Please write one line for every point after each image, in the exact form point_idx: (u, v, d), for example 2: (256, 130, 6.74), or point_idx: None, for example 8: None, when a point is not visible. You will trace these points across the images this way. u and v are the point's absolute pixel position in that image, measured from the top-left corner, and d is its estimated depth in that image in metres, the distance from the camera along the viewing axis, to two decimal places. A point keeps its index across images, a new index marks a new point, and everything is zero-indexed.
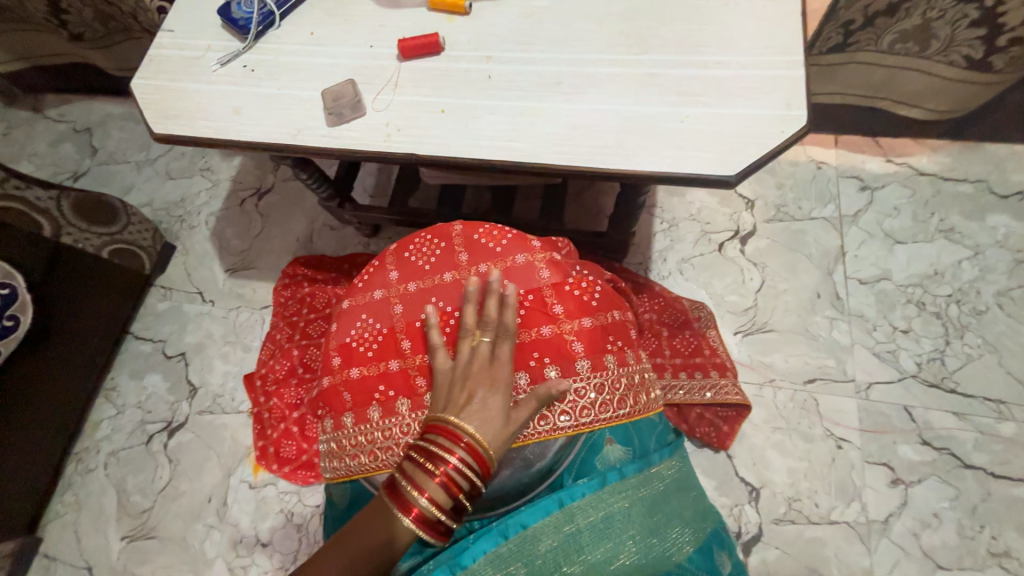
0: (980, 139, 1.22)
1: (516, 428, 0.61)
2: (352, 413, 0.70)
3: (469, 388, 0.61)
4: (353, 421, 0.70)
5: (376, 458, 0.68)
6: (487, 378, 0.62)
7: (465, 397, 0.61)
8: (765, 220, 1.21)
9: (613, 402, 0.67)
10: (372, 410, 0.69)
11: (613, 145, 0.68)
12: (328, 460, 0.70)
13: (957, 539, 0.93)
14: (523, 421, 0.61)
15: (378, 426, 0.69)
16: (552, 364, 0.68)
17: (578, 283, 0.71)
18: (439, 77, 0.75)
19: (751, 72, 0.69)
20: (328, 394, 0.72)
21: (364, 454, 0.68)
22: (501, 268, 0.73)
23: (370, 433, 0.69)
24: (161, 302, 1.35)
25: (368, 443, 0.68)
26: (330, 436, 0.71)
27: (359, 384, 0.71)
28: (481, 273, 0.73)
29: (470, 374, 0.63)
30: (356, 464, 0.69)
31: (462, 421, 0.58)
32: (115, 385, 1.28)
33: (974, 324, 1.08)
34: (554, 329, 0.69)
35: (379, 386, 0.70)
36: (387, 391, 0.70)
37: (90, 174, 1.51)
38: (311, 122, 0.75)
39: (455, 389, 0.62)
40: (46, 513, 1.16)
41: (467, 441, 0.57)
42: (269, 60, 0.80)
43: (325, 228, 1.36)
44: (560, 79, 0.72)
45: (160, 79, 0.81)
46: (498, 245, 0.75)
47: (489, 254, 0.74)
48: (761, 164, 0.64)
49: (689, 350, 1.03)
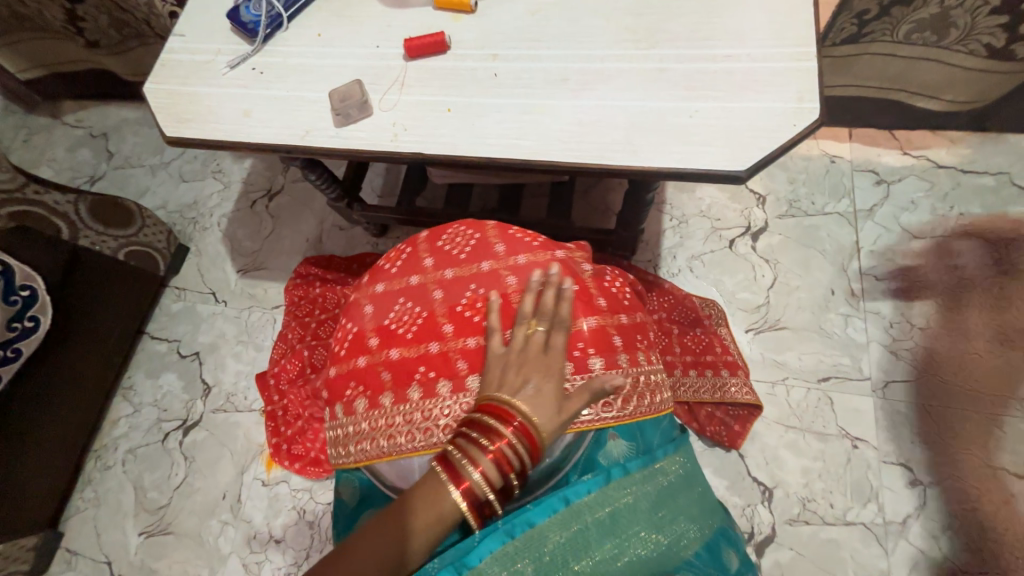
0: (1002, 130, 1.18)
1: (568, 417, 0.59)
2: (391, 393, 0.69)
3: (525, 373, 0.61)
4: (391, 402, 0.69)
5: (412, 439, 0.66)
6: (541, 366, 0.61)
7: (519, 381, 0.60)
8: (777, 216, 1.19)
9: (651, 395, 0.69)
10: (412, 390, 0.68)
11: (621, 142, 0.67)
12: (358, 441, 0.69)
13: (978, 541, 0.91)
14: (577, 410, 0.59)
15: (416, 408, 0.67)
16: (597, 355, 0.68)
17: (613, 282, 0.77)
18: (446, 76, 0.75)
19: (762, 65, 0.68)
20: (365, 373, 0.71)
21: (401, 435, 0.67)
22: (541, 259, 0.74)
23: (408, 414, 0.67)
24: (175, 302, 1.38)
25: (406, 424, 0.67)
26: (363, 416, 0.70)
27: (399, 365, 0.70)
28: (522, 263, 0.73)
29: (525, 360, 0.62)
30: (390, 445, 0.67)
31: (516, 403, 0.58)
32: (132, 384, 1.30)
33: (996, 320, 1.05)
34: (598, 320, 0.71)
35: (419, 368, 0.69)
36: (428, 372, 0.69)
37: (106, 178, 1.54)
38: (319, 123, 0.75)
39: (509, 372, 0.61)
40: (67, 509, 1.20)
41: (520, 421, 0.57)
42: (277, 62, 0.81)
43: (335, 229, 1.37)
44: (566, 76, 0.72)
45: (171, 84, 0.82)
46: (535, 240, 0.77)
47: (529, 247, 0.76)
48: (773, 159, 0.63)
49: (700, 348, 1.02)
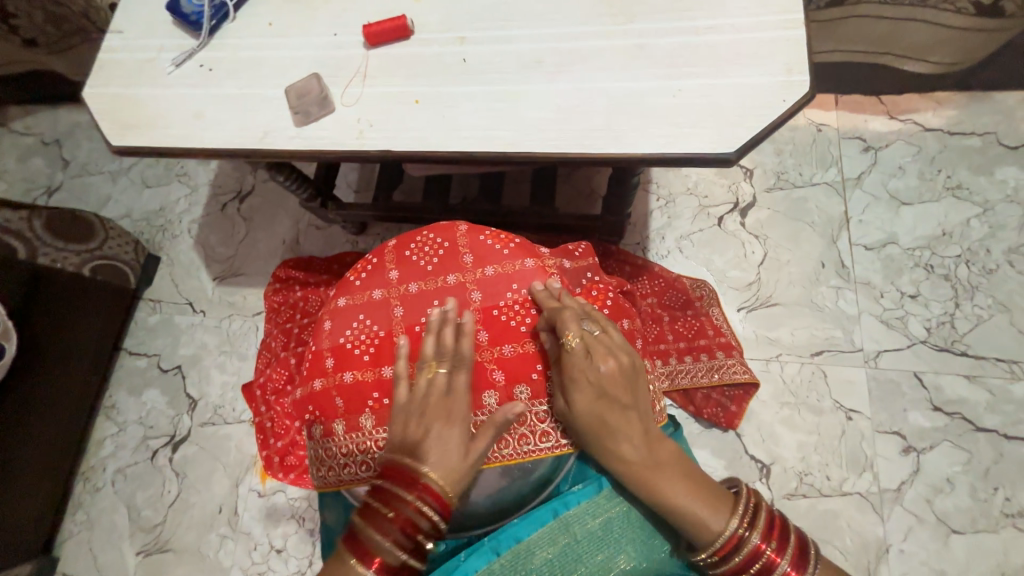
0: (988, 88, 1.16)
1: (476, 461, 0.58)
2: (344, 420, 0.66)
3: (426, 422, 0.58)
4: (344, 429, 0.66)
5: (367, 467, 0.65)
6: (444, 412, 0.59)
7: (421, 430, 0.58)
8: (765, 190, 1.16)
9: None
10: (364, 418, 0.66)
11: (603, 127, 0.63)
12: (315, 467, 0.67)
13: (970, 502, 0.93)
14: (482, 452, 0.58)
15: (369, 436, 0.65)
16: (524, 384, 0.64)
17: (587, 291, 0.72)
18: (411, 63, 0.70)
19: (748, 36, 0.64)
20: (320, 397, 0.68)
21: (355, 463, 0.65)
22: (508, 272, 0.70)
23: (361, 443, 0.65)
24: (151, 315, 1.32)
25: (359, 453, 0.65)
26: (319, 442, 0.68)
27: (352, 390, 0.67)
28: (488, 276, 0.70)
29: (426, 407, 0.59)
30: (345, 473, 0.65)
31: (417, 461, 0.56)
32: (114, 402, 1.26)
33: (984, 284, 1.05)
34: (519, 348, 0.66)
35: (372, 393, 0.66)
36: (381, 399, 0.66)
37: (64, 188, 1.46)
38: (278, 122, 0.70)
39: (410, 425, 0.58)
40: (60, 533, 1.17)
41: (423, 481, 0.55)
42: (227, 57, 0.74)
43: (311, 229, 1.32)
44: (541, 58, 0.67)
45: (115, 86, 0.76)
46: (504, 248, 0.71)
47: (497, 257, 0.71)
48: (762, 138, 0.60)
49: (692, 333, 1.01)
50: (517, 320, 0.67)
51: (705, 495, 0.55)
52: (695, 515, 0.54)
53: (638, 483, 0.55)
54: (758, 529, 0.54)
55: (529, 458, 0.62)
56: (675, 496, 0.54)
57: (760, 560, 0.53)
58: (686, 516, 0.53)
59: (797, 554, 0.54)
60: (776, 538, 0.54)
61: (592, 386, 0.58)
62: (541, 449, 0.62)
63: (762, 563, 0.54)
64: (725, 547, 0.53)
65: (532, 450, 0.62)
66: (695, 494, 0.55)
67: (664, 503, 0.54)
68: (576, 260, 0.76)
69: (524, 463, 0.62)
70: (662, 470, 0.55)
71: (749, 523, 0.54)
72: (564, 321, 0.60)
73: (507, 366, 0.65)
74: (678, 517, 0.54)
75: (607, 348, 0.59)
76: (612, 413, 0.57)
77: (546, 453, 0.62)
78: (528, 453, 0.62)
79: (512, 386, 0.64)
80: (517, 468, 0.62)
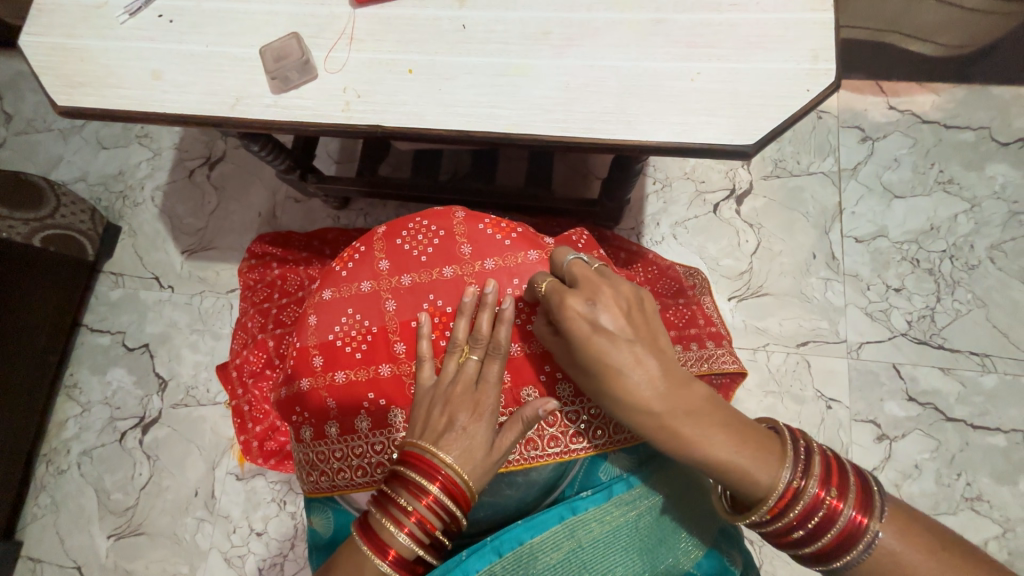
0: (985, 82, 1.15)
1: (502, 456, 0.55)
2: (338, 423, 0.63)
3: (450, 411, 0.56)
4: (338, 432, 0.63)
5: (364, 473, 0.62)
6: (471, 402, 0.56)
7: (446, 420, 0.55)
8: (762, 177, 1.15)
9: (609, 427, 0.60)
10: (360, 421, 0.62)
11: (614, 110, 0.58)
12: (306, 472, 0.65)
13: (935, 486, 0.97)
14: (510, 447, 0.55)
15: (365, 440, 0.62)
16: (530, 385, 0.62)
17: None
18: (404, 27, 0.63)
19: (771, 16, 0.60)
20: (310, 398, 0.64)
21: (350, 468, 0.62)
22: (509, 265, 0.66)
23: (356, 447, 0.62)
24: (114, 290, 1.23)
25: (354, 458, 0.62)
26: (310, 445, 0.65)
27: (345, 391, 0.63)
28: (488, 270, 0.66)
29: (451, 396, 0.57)
30: (340, 479, 0.63)
31: (439, 451, 0.53)
32: (76, 382, 1.18)
33: (965, 279, 1.07)
34: (524, 348, 0.63)
35: (368, 394, 0.63)
36: (378, 400, 0.63)
37: (7, 145, 1.31)
38: (251, 88, 0.63)
39: (434, 412, 0.56)
40: (23, 517, 1.11)
41: (445, 473, 0.52)
42: (190, 7, 0.65)
43: (289, 201, 1.24)
44: (547, 29, 0.61)
45: (56, 35, 0.66)
46: (506, 239, 0.67)
47: (497, 248, 0.67)
48: (781, 132, 0.57)
49: (683, 322, 0.87)
50: (518, 319, 0.64)
51: (750, 441, 0.51)
52: (738, 462, 0.51)
53: (675, 439, 0.51)
54: (815, 478, 0.51)
55: (534, 463, 0.59)
56: (718, 445, 0.50)
57: (821, 510, 0.51)
58: (731, 465, 0.51)
59: (862, 499, 0.50)
60: (834, 485, 0.51)
61: (599, 336, 0.53)
62: (548, 454, 0.59)
63: (824, 514, 0.51)
64: (778, 500, 0.50)
65: (537, 456, 0.59)
66: (738, 441, 0.51)
67: (704, 457, 0.51)
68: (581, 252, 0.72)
69: (526, 469, 0.60)
70: (697, 419, 0.51)
71: (806, 473, 0.51)
72: (541, 278, 0.60)
73: (512, 367, 0.63)
74: (723, 468, 0.51)
75: (604, 290, 0.56)
76: (629, 363, 0.52)
77: (550, 459, 0.59)
78: (530, 459, 0.59)
79: (517, 389, 0.62)
80: (520, 476, 0.60)
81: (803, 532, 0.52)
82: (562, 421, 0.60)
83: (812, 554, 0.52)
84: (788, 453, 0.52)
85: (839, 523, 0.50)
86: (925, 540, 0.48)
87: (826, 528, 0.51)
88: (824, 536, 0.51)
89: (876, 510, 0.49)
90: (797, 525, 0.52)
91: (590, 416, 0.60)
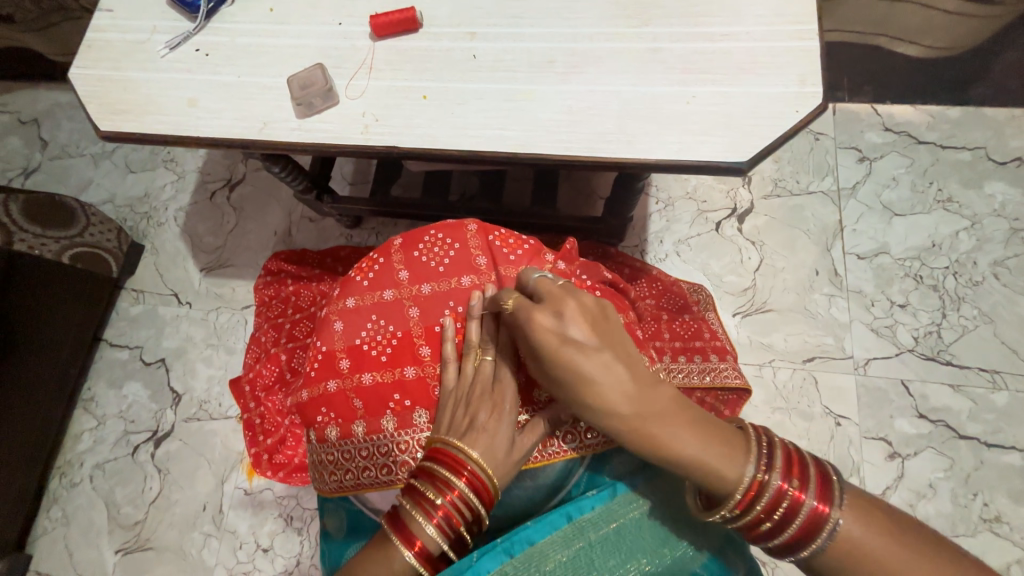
0: (980, 103, 1.18)
1: (523, 454, 0.56)
2: (364, 422, 0.65)
3: (473, 411, 0.58)
4: (363, 431, 0.64)
5: (389, 471, 0.63)
6: (490, 402, 0.58)
7: (468, 420, 0.57)
8: (762, 196, 1.17)
9: None
10: (385, 420, 0.64)
11: (615, 131, 0.62)
12: (330, 471, 0.65)
13: (950, 506, 0.95)
14: (529, 448, 0.57)
15: (391, 439, 0.63)
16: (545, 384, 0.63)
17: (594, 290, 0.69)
18: (419, 58, 0.68)
19: (762, 45, 0.64)
20: (336, 399, 0.66)
21: (376, 466, 0.63)
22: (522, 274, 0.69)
23: (383, 445, 0.63)
24: (134, 306, 1.27)
25: (381, 455, 0.63)
26: (335, 445, 0.66)
27: (371, 392, 0.65)
28: (503, 277, 0.69)
29: (474, 396, 0.59)
30: (365, 477, 0.64)
31: (465, 447, 0.54)
32: (94, 395, 1.21)
33: (970, 295, 1.07)
34: None
35: (393, 396, 0.65)
36: (403, 400, 0.65)
37: (42, 169, 1.39)
38: (277, 113, 0.68)
39: (458, 413, 0.58)
40: (34, 530, 1.12)
41: (471, 468, 0.53)
42: (224, 42, 0.72)
43: (304, 221, 1.29)
44: (552, 58, 0.66)
45: (101, 68, 0.72)
46: (514, 253, 0.70)
47: (511, 258, 0.70)
48: (774, 148, 0.60)
49: (689, 334, 0.95)
50: None
51: (715, 439, 0.52)
52: (707, 461, 0.51)
53: (645, 441, 0.51)
54: (777, 469, 0.51)
55: (548, 461, 0.60)
56: (687, 444, 0.51)
57: (783, 503, 0.50)
58: (700, 463, 0.51)
59: (821, 489, 0.50)
60: (796, 474, 0.51)
61: (567, 345, 0.52)
62: (563, 450, 0.60)
63: (785, 506, 0.50)
64: (746, 491, 0.50)
65: (554, 453, 0.60)
66: (704, 439, 0.51)
67: (674, 458, 0.51)
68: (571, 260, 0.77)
69: (537, 470, 0.61)
70: (662, 422, 0.51)
71: (767, 460, 0.51)
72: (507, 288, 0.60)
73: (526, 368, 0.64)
74: (693, 467, 0.51)
75: (566, 298, 0.56)
76: (597, 369, 0.51)
77: (566, 456, 0.60)
78: (545, 456, 0.60)
79: (532, 389, 0.63)
80: (528, 480, 0.61)
81: (769, 527, 0.51)
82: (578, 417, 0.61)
83: (781, 549, 0.51)
84: (751, 446, 0.52)
85: (800, 515, 0.49)
86: (884, 522, 0.48)
87: (789, 520, 0.50)
88: (788, 529, 0.50)
89: (835, 494, 0.49)
90: (764, 516, 0.51)
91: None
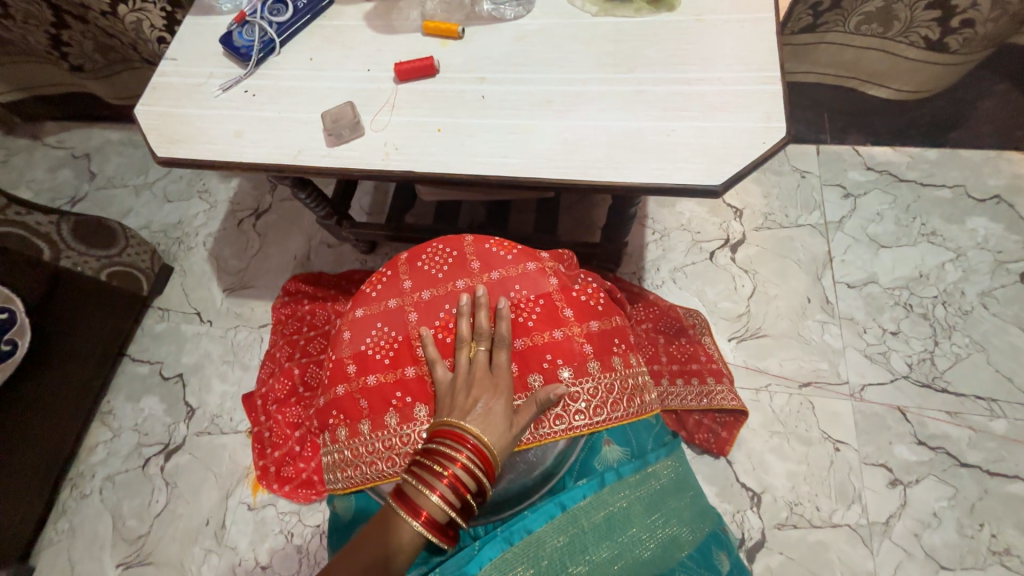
0: (955, 146, 1.27)
1: (520, 431, 0.61)
2: (369, 420, 0.69)
3: (474, 395, 0.62)
4: (369, 429, 0.69)
5: (393, 464, 0.66)
6: (489, 386, 0.63)
7: (469, 403, 0.61)
8: (753, 228, 1.24)
9: (607, 406, 0.66)
10: (389, 416, 0.68)
11: (604, 159, 0.70)
12: (340, 469, 0.68)
13: (957, 538, 0.94)
14: (525, 423, 0.61)
15: (394, 433, 0.68)
16: (537, 372, 0.67)
17: (583, 289, 0.73)
18: (434, 98, 0.78)
19: (732, 88, 0.73)
20: (344, 401, 0.71)
21: (381, 460, 0.67)
22: (511, 276, 0.75)
23: (387, 440, 0.67)
24: (159, 323, 1.35)
25: (385, 450, 0.67)
26: (345, 444, 0.69)
27: (376, 392, 0.70)
28: (495, 279, 0.75)
29: (473, 382, 0.63)
30: (372, 471, 0.67)
31: (467, 424, 0.59)
32: (112, 408, 1.26)
33: (961, 324, 1.10)
34: (527, 342, 0.69)
35: (396, 393, 0.69)
36: (405, 397, 0.69)
37: (88, 198, 1.53)
38: (311, 143, 0.77)
39: (458, 398, 0.62)
40: (39, 542, 1.14)
41: (473, 442, 0.57)
42: (269, 85, 0.83)
43: (323, 246, 1.38)
44: (550, 98, 0.76)
45: (162, 106, 0.84)
46: (509, 254, 0.77)
47: (502, 262, 0.76)
48: (745, 173, 0.67)
49: (685, 357, 1.04)
50: (521, 317, 0.71)
51: None
52: None
53: None
54: None
55: (543, 441, 0.64)
56: None
57: None
58: None
59: None
60: None
61: None
62: (555, 432, 0.65)
63: None
64: None
65: (546, 434, 0.65)
66: None
67: None
68: (570, 271, 0.81)
69: (531, 451, 0.65)
70: None
71: None
72: None
73: (520, 358, 0.69)
74: None
75: None
76: None
77: (558, 436, 0.65)
78: (539, 437, 0.65)
79: (525, 376, 0.67)
80: (521, 462, 0.65)
81: None
82: (566, 401, 0.66)
83: None
84: None
85: None
86: None
87: None
88: None
89: None
90: None
91: (589, 396, 0.66)
